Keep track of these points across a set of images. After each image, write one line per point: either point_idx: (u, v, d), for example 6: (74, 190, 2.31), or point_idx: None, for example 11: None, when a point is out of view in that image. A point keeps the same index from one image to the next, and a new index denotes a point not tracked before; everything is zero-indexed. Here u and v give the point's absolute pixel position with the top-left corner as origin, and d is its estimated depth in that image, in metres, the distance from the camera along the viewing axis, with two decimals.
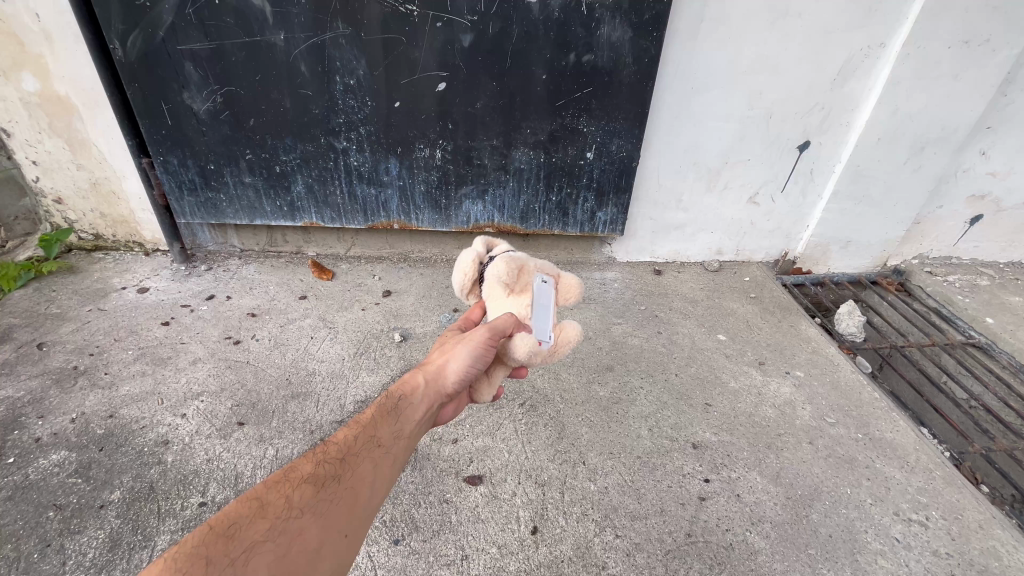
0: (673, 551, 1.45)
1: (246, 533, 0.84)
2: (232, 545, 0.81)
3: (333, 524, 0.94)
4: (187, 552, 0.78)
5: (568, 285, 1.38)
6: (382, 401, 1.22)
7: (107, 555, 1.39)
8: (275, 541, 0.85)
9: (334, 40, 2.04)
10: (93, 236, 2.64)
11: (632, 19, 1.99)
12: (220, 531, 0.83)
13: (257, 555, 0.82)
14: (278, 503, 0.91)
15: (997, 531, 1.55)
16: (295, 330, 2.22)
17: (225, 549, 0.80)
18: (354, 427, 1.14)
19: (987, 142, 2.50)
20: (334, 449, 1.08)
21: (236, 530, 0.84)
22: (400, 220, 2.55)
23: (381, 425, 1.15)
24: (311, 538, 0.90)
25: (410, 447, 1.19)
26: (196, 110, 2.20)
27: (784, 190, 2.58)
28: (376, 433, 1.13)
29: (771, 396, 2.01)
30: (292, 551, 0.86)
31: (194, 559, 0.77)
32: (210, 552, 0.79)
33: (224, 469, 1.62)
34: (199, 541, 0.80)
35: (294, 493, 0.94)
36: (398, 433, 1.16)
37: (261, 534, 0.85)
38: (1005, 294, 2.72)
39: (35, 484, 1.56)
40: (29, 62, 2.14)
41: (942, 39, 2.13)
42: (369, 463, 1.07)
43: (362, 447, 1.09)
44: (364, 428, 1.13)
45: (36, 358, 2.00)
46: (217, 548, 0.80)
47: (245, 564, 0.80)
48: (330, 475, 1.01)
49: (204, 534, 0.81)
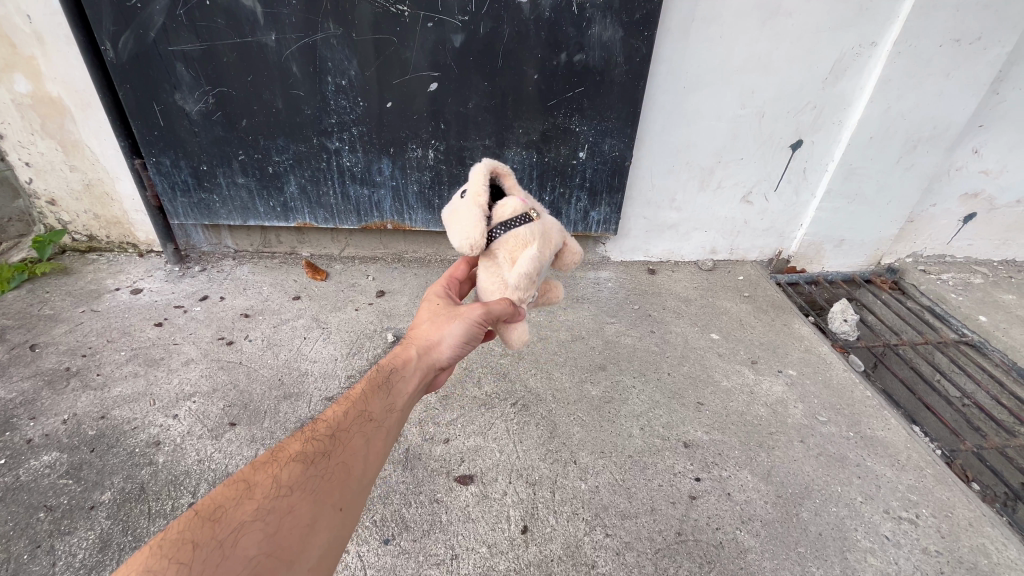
0: (662, 550, 1.46)
1: (234, 515, 0.85)
2: (220, 528, 0.82)
3: (326, 498, 0.95)
4: (173, 537, 0.79)
5: (570, 252, 1.40)
6: (372, 375, 1.22)
7: (97, 556, 1.39)
8: (264, 519, 0.86)
9: (326, 41, 2.04)
10: (86, 237, 2.64)
11: (623, 19, 1.99)
12: (206, 515, 0.83)
13: (246, 535, 0.82)
14: (266, 483, 0.92)
15: (987, 529, 1.55)
16: (288, 330, 2.22)
17: (212, 532, 0.81)
18: (344, 404, 1.13)
19: (980, 140, 2.51)
20: (324, 426, 1.07)
21: (222, 513, 0.84)
22: (393, 220, 2.55)
23: (372, 399, 1.15)
24: (303, 513, 0.90)
25: (403, 418, 1.20)
26: (188, 111, 2.20)
27: (778, 188, 2.59)
28: (367, 408, 1.13)
29: (763, 394, 2.01)
30: (283, 528, 0.86)
31: (181, 543, 0.78)
32: (197, 535, 0.79)
33: (215, 470, 1.63)
34: (185, 526, 0.81)
35: (282, 472, 0.94)
36: (391, 406, 1.17)
37: (250, 514, 0.86)
38: (998, 292, 2.72)
39: (26, 485, 1.57)
40: (21, 63, 2.14)
41: (933, 38, 2.13)
42: (361, 438, 1.07)
43: (353, 422, 1.09)
44: (355, 404, 1.13)
45: (29, 359, 2.00)
46: (204, 531, 0.80)
47: (234, 544, 0.81)
48: (320, 451, 1.01)
49: (190, 519, 0.82)
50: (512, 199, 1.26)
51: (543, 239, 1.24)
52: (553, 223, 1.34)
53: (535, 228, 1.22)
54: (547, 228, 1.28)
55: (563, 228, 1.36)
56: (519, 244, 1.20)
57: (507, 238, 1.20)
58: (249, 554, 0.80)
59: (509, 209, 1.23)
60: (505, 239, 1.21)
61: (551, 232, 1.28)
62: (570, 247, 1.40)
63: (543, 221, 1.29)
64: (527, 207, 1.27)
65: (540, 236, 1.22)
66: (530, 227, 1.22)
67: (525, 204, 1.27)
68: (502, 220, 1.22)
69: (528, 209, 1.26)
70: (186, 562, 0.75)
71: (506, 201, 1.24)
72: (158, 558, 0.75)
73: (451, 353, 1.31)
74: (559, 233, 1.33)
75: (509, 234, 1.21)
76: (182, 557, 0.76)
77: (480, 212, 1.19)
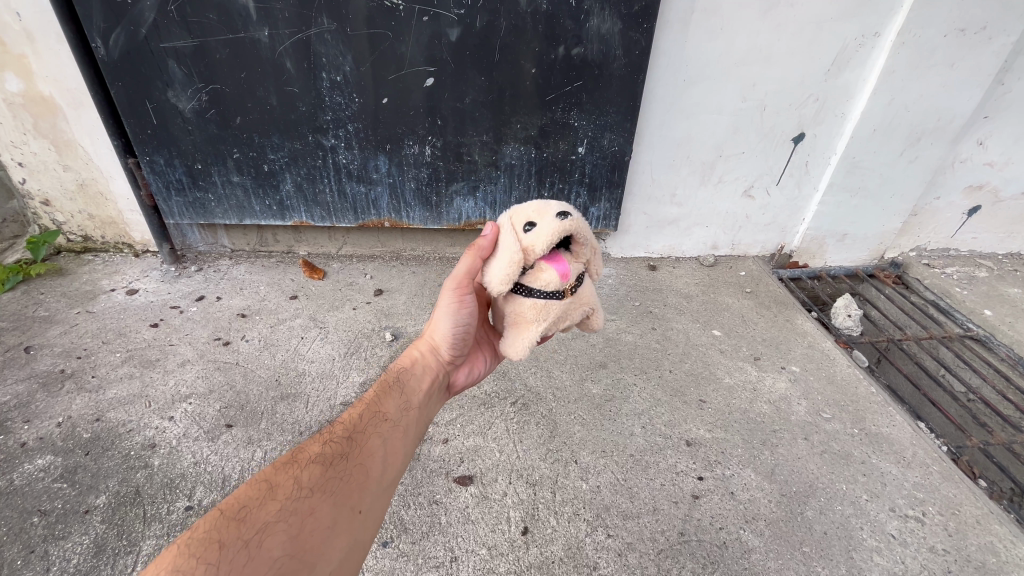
0: (665, 551, 1.43)
1: (258, 515, 0.86)
2: (244, 528, 0.83)
3: (346, 500, 0.96)
4: (200, 536, 0.80)
5: (590, 326, 1.24)
6: (383, 377, 1.26)
7: (91, 561, 1.37)
8: (288, 520, 0.87)
9: (319, 36, 2.01)
10: (81, 237, 2.61)
11: (621, 11, 1.96)
12: (231, 514, 0.84)
13: (271, 535, 0.83)
14: (288, 484, 0.93)
15: (995, 526, 1.53)
16: (286, 330, 2.20)
17: (237, 531, 0.82)
18: (358, 406, 1.15)
19: (985, 131, 2.47)
20: (340, 428, 1.10)
21: (247, 512, 0.85)
22: (391, 218, 2.52)
23: (385, 401, 1.18)
24: (324, 516, 0.91)
25: (418, 418, 1.22)
26: (181, 109, 2.17)
27: (779, 182, 2.55)
28: (381, 408, 1.16)
29: (766, 392, 1.98)
30: (306, 529, 0.87)
31: (208, 542, 0.79)
32: (223, 535, 0.81)
33: (211, 472, 1.60)
34: (211, 525, 0.82)
35: (302, 473, 0.96)
36: (405, 406, 1.20)
37: (274, 515, 0.87)
38: (1003, 286, 2.69)
39: (20, 489, 1.55)
40: (11, 62, 2.11)
41: (937, 28, 2.09)
42: (378, 438, 1.09)
43: (368, 423, 1.11)
44: (369, 406, 1.15)
45: (23, 361, 1.98)
46: (230, 531, 0.81)
47: (260, 544, 0.82)
48: (338, 454, 1.02)
49: (216, 518, 0.83)
50: (559, 266, 1.05)
51: (557, 321, 1.11)
52: (586, 298, 1.16)
53: (553, 313, 1.07)
54: (572, 308, 1.12)
55: (595, 302, 1.19)
56: (525, 316, 1.08)
57: (522, 302, 1.07)
58: (274, 555, 0.81)
59: (545, 278, 1.04)
60: (519, 301, 1.08)
61: (571, 314, 1.13)
62: (597, 320, 1.24)
63: (574, 300, 1.12)
64: (568, 282, 1.07)
65: (553, 320, 1.09)
66: (549, 308, 1.07)
67: (569, 280, 1.06)
68: (532, 283, 1.05)
69: (567, 287, 1.06)
70: (213, 562, 0.76)
71: (548, 266, 1.04)
72: (186, 557, 0.76)
73: (450, 343, 1.30)
74: (586, 310, 1.16)
75: (527, 301, 1.07)
76: (209, 557, 0.77)
77: (515, 268, 1.02)
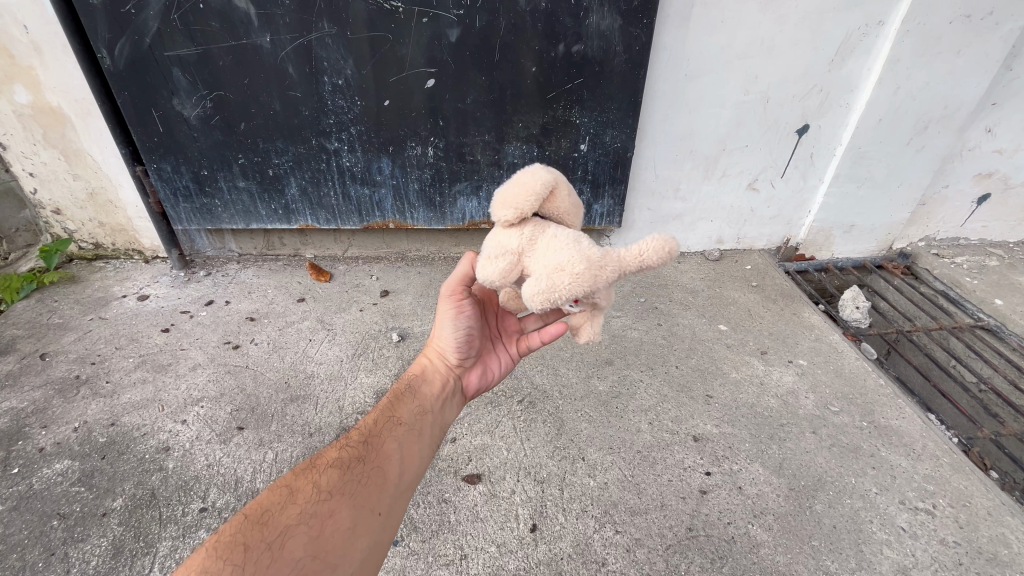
0: (673, 546, 1.44)
1: (280, 518, 0.89)
2: (268, 530, 0.86)
3: (365, 502, 0.97)
4: (226, 540, 0.84)
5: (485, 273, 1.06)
6: (397, 387, 1.27)
7: (110, 562, 1.41)
8: (308, 523, 0.89)
9: (320, 40, 2.02)
10: (92, 245, 2.66)
11: (620, 6, 1.95)
12: (255, 519, 0.88)
13: (292, 537, 0.86)
14: (307, 488, 0.96)
15: (1007, 518, 1.52)
16: (294, 333, 2.22)
17: (260, 534, 0.85)
18: (375, 412, 1.18)
19: (992, 118, 2.44)
20: (358, 435, 1.12)
21: (269, 517, 0.89)
22: (395, 220, 2.53)
23: (400, 406, 1.20)
24: (344, 517, 0.93)
25: (433, 420, 1.22)
26: (186, 116, 2.20)
27: (784, 175, 2.53)
28: (396, 413, 1.18)
29: (774, 385, 1.98)
30: (326, 531, 0.90)
31: (234, 546, 0.82)
32: (247, 538, 0.84)
33: (224, 474, 1.63)
34: (237, 530, 0.86)
35: (321, 477, 0.99)
36: (421, 409, 1.21)
37: (294, 518, 0.90)
38: (1014, 274, 2.64)
39: (39, 493, 1.58)
40: (20, 74, 2.14)
41: (942, 14, 2.06)
42: (394, 441, 1.11)
43: (384, 427, 1.14)
44: (385, 411, 1.18)
45: (39, 368, 2.02)
46: (254, 534, 0.85)
47: (282, 546, 0.84)
48: (355, 458, 1.05)
49: (241, 523, 0.87)
50: None
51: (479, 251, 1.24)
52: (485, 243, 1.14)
53: None
54: None
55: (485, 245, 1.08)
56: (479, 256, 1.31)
57: None
58: (296, 556, 0.84)
59: None
60: None
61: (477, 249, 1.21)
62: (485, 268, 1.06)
63: None
64: None
65: None
66: None
67: None
68: None
69: None
70: (239, 563, 0.79)
71: None
72: (214, 559, 0.80)
73: (455, 347, 1.28)
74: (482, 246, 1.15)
75: None
76: (235, 559, 0.80)
77: None
